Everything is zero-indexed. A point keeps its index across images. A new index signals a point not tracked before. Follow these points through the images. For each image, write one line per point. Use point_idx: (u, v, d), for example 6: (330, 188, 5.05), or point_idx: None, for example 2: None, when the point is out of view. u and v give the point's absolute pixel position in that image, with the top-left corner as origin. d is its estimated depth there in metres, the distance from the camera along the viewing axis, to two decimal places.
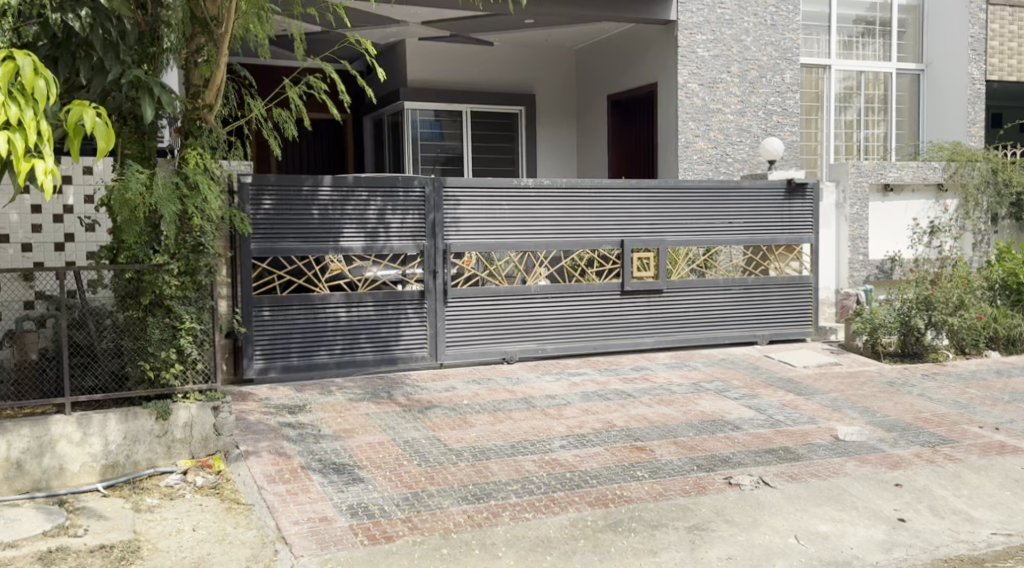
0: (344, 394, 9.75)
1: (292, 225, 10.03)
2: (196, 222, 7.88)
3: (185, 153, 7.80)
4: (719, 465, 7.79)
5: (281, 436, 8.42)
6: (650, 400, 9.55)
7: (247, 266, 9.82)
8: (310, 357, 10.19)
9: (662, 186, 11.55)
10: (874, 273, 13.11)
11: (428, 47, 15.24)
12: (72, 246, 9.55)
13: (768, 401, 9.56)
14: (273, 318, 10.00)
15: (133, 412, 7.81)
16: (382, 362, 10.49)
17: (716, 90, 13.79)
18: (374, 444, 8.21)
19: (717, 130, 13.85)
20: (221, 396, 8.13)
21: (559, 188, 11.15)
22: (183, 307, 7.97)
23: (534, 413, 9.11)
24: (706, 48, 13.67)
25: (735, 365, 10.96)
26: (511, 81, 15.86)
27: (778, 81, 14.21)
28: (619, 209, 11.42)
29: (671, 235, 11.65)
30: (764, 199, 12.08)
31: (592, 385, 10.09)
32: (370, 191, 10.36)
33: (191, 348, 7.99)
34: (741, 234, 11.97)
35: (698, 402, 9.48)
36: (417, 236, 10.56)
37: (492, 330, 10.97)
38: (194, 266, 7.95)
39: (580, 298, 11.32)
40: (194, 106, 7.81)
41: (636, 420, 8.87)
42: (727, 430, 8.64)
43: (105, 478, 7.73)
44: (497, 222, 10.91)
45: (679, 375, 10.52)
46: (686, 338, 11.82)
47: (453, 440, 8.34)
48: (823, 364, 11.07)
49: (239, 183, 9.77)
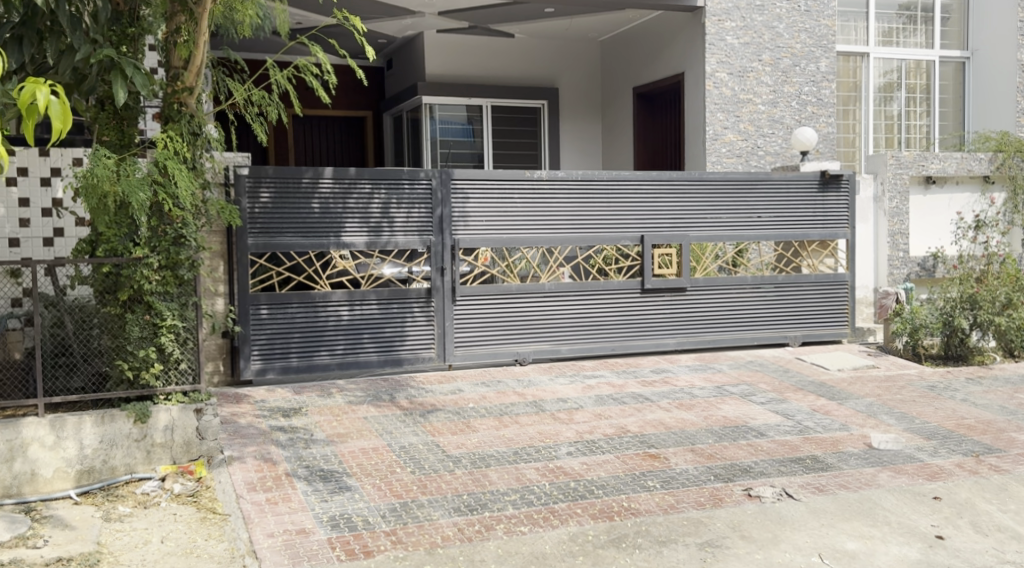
0: (344, 396, 9.22)
1: (291, 219, 9.57)
2: (173, 211, 7.47)
3: (160, 136, 7.30)
4: (739, 475, 7.13)
5: (270, 441, 7.88)
6: (669, 404, 8.90)
7: (245, 262, 9.39)
8: (311, 358, 9.71)
9: (685, 179, 10.89)
10: (914, 271, 12.29)
11: (447, 40, 14.76)
12: (62, 241, 9.23)
13: (797, 406, 8.86)
14: (271, 317, 9.55)
15: (110, 415, 7.34)
16: (387, 363, 9.98)
17: (747, 80, 13.12)
18: (367, 450, 7.67)
19: (747, 121, 13.16)
20: (205, 398, 7.66)
21: (575, 181, 10.55)
22: (164, 303, 7.54)
23: (543, 417, 8.51)
24: (736, 35, 13.01)
25: (763, 367, 10.27)
26: (533, 75, 15.35)
27: (813, 70, 13.48)
28: (639, 202, 10.79)
29: (694, 230, 11.00)
30: (796, 191, 11.34)
31: (607, 388, 9.47)
32: (373, 184, 9.86)
33: (172, 346, 7.55)
34: (769, 229, 11.26)
35: (721, 407, 8.81)
36: (424, 231, 10.04)
37: (504, 329, 10.39)
38: (175, 259, 7.53)
39: (597, 297, 10.70)
40: (173, 89, 7.40)
41: (652, 426, 8.23)
42: (750, 437, 7.98)
43: (80, 485, 7.26)
44: (508, 216, 10.33)
45: (702, 378, 9.85)
46: (712, 339, 11.14)
47: (452, 446, 7.77)
48: (859, 367, 10.34)
49: (235, 175, 9.35)
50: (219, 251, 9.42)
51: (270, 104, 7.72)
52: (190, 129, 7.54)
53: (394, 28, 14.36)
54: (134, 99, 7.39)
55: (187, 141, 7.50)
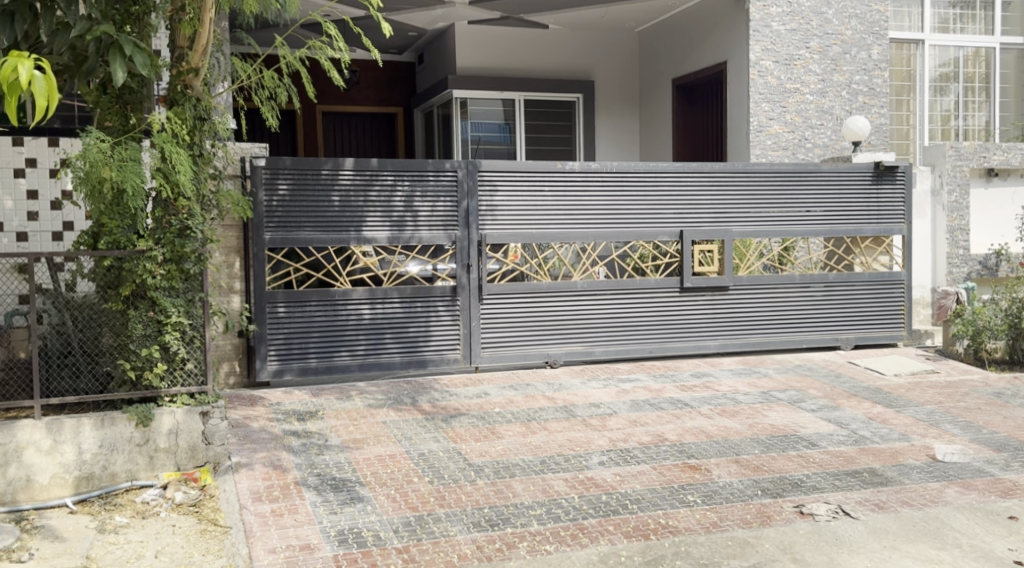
0: (363, 399, 8.72)
1: (310, 212, 9.12)
2: (178, 201, 6.99)
3: (160, 118, 6.81)
4: (789, 489, 6.50)
5: (282, 446, 7.35)
6: (710, 410, 8.28)
7: (261, 257, 8.95)
8: (330, 359, 9.26)
9: (728, 171, 10.25)
10: (976, 269, 11.53)
11: (479, 31, 14.25)
12: (72, 235, 8.81)
13: (851, 414, 8.19)
14: (289, 316, 9.11)
15: (110, 418, 6.85)
16: (410, 365, 9.49)
17: (794, 68, 12.44)
18: (383, 457, 7.13)
19: (794, 112, 12.47)
20: (213, 401, 7.15)
21: (610, 172, 9.94)
22: (168, 299, 7.05)
23: (574, 424, 7.93)
24: (782, 21, 12.33)
25: (813, 372, 9.60)
26: (568, 67, 14.80)
27: (864, 58, 12.77)
28: (678, 195, 10.15)
29: (738, 225, 10.34)
30: (848, 184, 10.64)
31: (644, 393, 8.87)
32: (396, 176, 9.37)
33: (177, 345, 7.06)
34: (819, 224, 10.57)
35: (768, 414, 8.17)
36: (449, 225, 9.54)
37: (534, 329, 9.83)
38: (180, 252, 7.04)
39: (634, 296, 10.09)
40: (178, 70, 6.94)
41: (692, 434, 7.61)
42: (800, 447, 7.33)
43: (79, 492, 6.77)
44: (538, 210, 9.77)
45: (746, 382, 9.21)
46: (757, 342, 10.47)
47: (474, 454, 7.21)
48: (917, 373, 9.63)
49: (251, 166, 8.92)
50: (234, 246, 8.99)
51: (278, 86, 7.27)
52: (197, 113, 7.05)
53: (425, 20, 13.86)
54: (137, 82, 6.87)
55: (191, 127, 7.02)
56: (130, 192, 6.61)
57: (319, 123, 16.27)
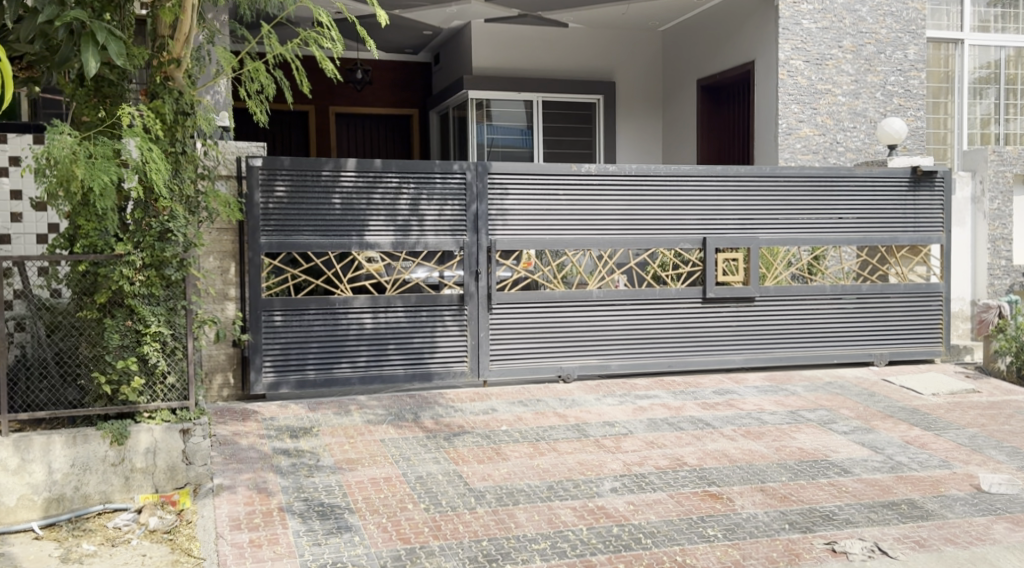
0: (363, 415, 8.19)
1: (309, 215, 8.61)
2: (157, 202, 6.50)
3: (139, 113, 6.29)
4: (820, 523, 5.90)
5: (269, 467, 6.82)
6: (734, 431, 7.67)
7: (257, 263, 8.45)
8: (329, 370, 8.74)
9: (755, 174, 9.65)
10: (1019, 281, 10.88)
11: (495, 29, 13.73)
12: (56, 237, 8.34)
13: (886, 437, 7.56)
14: (286, 325, 8.60)
15: (82, 435, 6.37)
16: (414, 378, 8.96)
17: (825, 68, 11.83)
18: (378, 480, 6.59)
19: (826, 114, 11.86)
20: (195, 417, 6.65)
21: (629, 175, 9.37)
22: (148, 307, 6.55)
23: (586, 445, 7.36)
24: (813, 19, 11.74)
25: (845, 390, 8.96)
26: (588, 67, 14.26)
27: (899, 57, 12.13)
28: (701, 201, 9.56)
29: (764, 232, 9.74)
30: (883, 189, 10.01)
31: (662, 411, 8.28)
32: (401, 177, 8.85)
33: (156, 357, 6.57)
34: (851, 232, 9.95)
35: (796, 436, 7.55)
36: (456, 231, 9.00)
37: (547, 341, 9.27)
38: (160, 257, 6.53)
39: (653, 306, 9.50)
40: (159, 60, 6.43)
41: (713, 458, 7.01)
42: (832, 474, 6.72)
43: (48, 514, 6.29)
44: (552, 215, 9.21)
45: (773, 401, 8.60)
46: (784, 357, 9.84)
47: (476, 477, 6.65)
48: (957, 393, 8.97)
49: (247, 166, 8.42)
50: (230, 250, 8.50)
51: (266, 78, 6.81)
52: (180, 107, 6.56)
53: (439, 18, 13.36)
54: (117, 75, 6.35)
55: (171, 123, 6.52)
56: (100, 191, 6.11)
57: (333, 125, 15.81)
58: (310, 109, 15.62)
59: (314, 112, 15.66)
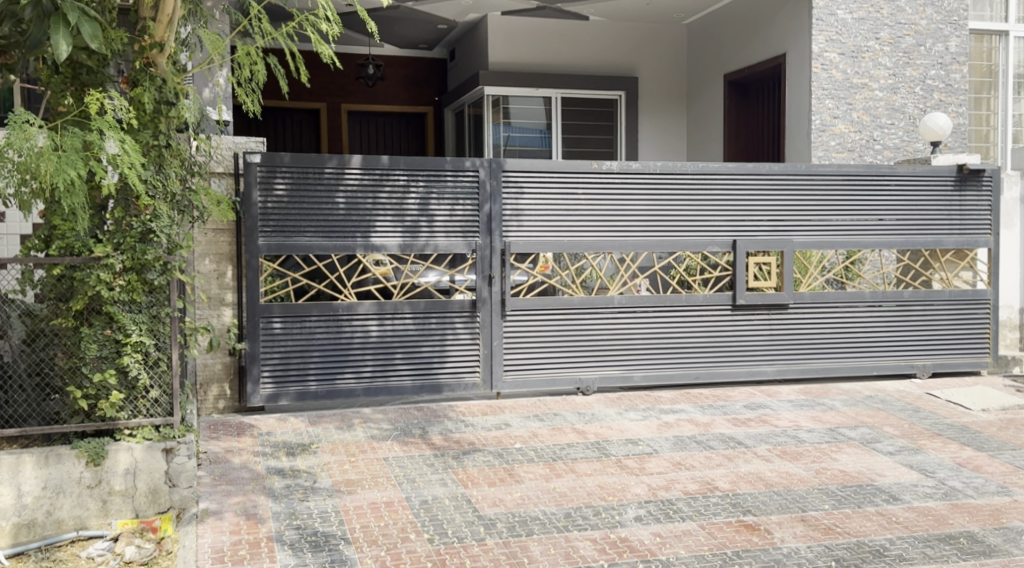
0: (366, 430, 7.61)
1: (311, 215, 8.05)
2: (141, 200, 5.96)
3: (118, 102, 5.76)
4: (870, 560, 5.27)
5: (261, 489, 6.25)
6: (769, 451, 7.05)
7: (255, 267, 7.90)
8: (332, 382, 8.17)
9: (789, 172, 9.01)
10: None
11: (513, 22, 13.14)
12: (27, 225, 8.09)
13: (936, 459, 6.92)
14: (286, 332, 8.05)
15: (56, 455, 5.81)
16: (423, 390, 8.37)
17: (862, 61, 11.20)
18: (378, 505, 6.00)
19: (861, 110, 11.22)
20: (180, 436, 6.08)
21: (653, 173, 8.76)
22: (130, 315, 6.00)
23: (607, 466, 6.75)
24: (849, 10, 11.12)
25: (888, 405, 8.31)
26: (610, 62, 13.66)
27: (940, 50, 11.46)
28: (732, 201, 8.94)
29: (799, 234, 9.09)
30: (927, 189, 9.36)
31: (689, 427, 7.66)
32: (409, 175, 8.27)
33: (137, 369, 6.01)
34: (892, 234, 9.29)
35: (837, 458, 6.92)
36: (468, 232, 8.41)
37: (565, 351, 8.67)
38: (142, 260, 5.98)
39: (679, 314, 8.89)
40: (140, 45, 5.91)
41: (747, 482, 6.39)
42: (880, 502, 6.09)
43: (18, 542, 5.75)
44: (570, 215, 8.61)
45: (809, 417, 7.97)
46: (820, 368, 9.19)
47: (486, 503, 6.05)
48: (1010, 409, 8.30)
49: (245, 163, 7.87)
50: (227, 253, 7.99)
51: (259, 66, 6.28)
52: (164, 97, 6.02)
53: (454, 10, 12.79)
54: (97, 61, 5.82)
55: (152, 113, 5.99)
56: (69, 185, 5.53)
57: (345, 123, 15.28)
58: (321, 107, 15.10)
59: (326, 110, 15.14)
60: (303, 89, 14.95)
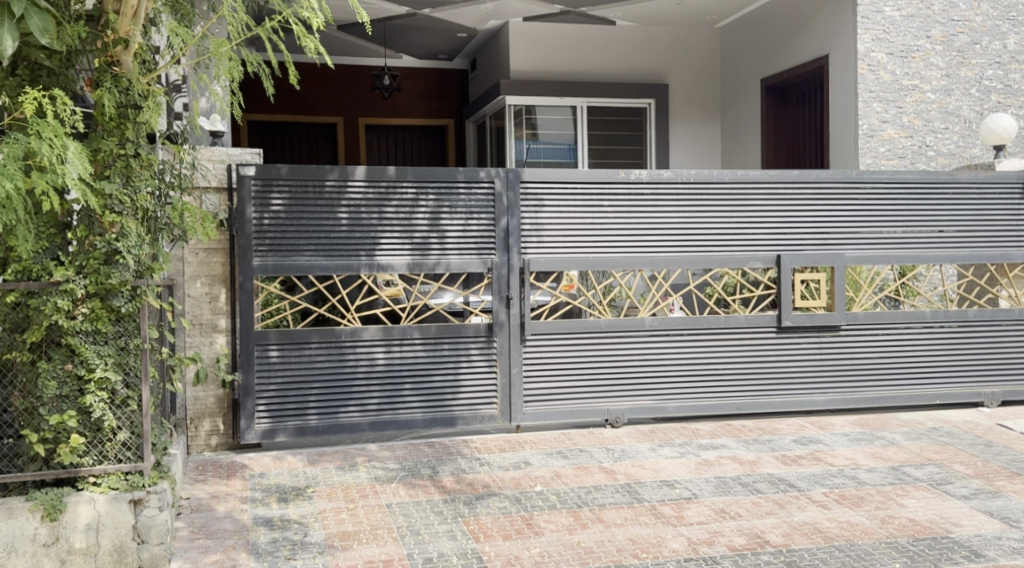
0: (370, 471, 6.84)
1: (311, 232, 7.31)
2: (105, 216, 5.23)
3: (72, 107, 5.07)
4: None
5: (243, 546, 5.48)
6: (825, 496, 6.21)
7: (249, 289, 7.17)
8: (334, 415, 7.41)
9: (839, 180, 8.17)
10: None
11: (536, 27, 12.41)
12: None
13: (1020, 504, 6.04)
14: (284, 361, 7.29)
15: (6, 508, 5.09)
16: (435, 423, 7.59)
17: (912, 62, 10.36)
18: (377, 564, 5.22)
19: (912, 113, 10.37)
20: (151, 485, 5.34)
21: (687, 183, 7.95)
22: (93, 347, 5.27)
23: (641, 514, 5.93)
24: (896, 6, 10.29)
25: (955, 440, 7.43)
26: (639, 69, 12.90)
27: (997, 49, 10.62)
28: (777, 212, 8.11)
29: (851, 248, 8.23)
30: (991, 198, 8.49)
31: (732, 466, 6.82)
32: (419, 188, 7.53)
33: (101, 410, 5.28)
34: (953, 248, 8.41)
35: (905, 504, 6.05)
36: (483, 249, 7.64)
37: (592, 380, 7.86)
38: (108, 284, 5.26)
39: (718, 338, 8.06)
40: (103, 42, 5.21)
41: (803, 535, 5.55)
42: (962, 559, 5.23)
43: None
44: (596, 229, 7.81)
45: (868, 454, 7.11)
46: (876, 398, 8.31)
47: (500, 561, 5.25)
48: None
49: (237, 176, 7.17)
50: (220, 275, 7.28)
51: None
52: (132, 101, 5.33)
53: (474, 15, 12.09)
54: (58, 62, 5.15)
55: (116, 118, 5.30)
56: (6, 200, 4.81)
57: (362, 137, 14.59)
58: (337, 122, 14.42)
59: (343, 125, 14.45)
60: (319, 104, 14.28)
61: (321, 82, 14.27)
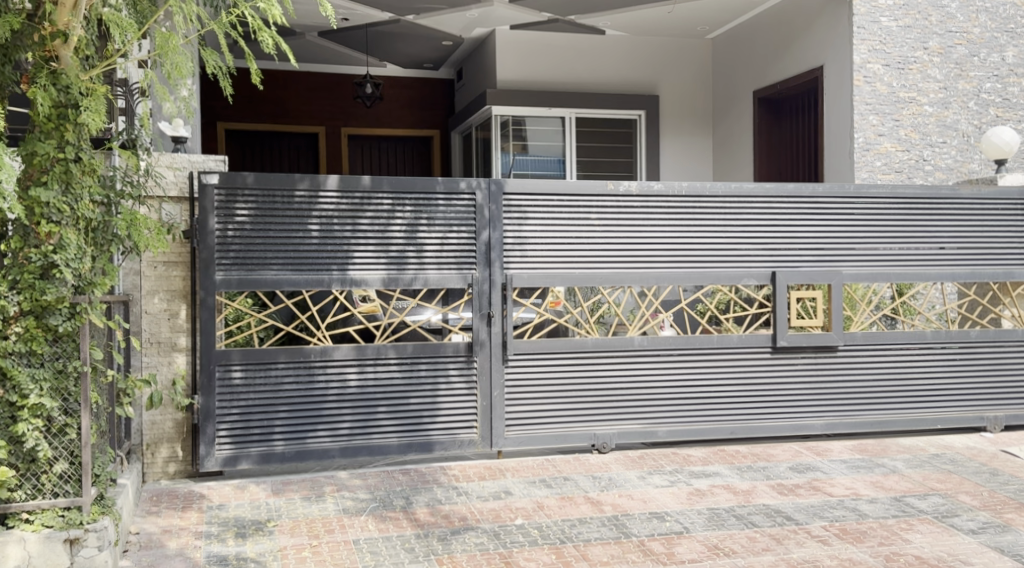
0: (339, 501, 6.36)
1: (279, 245, 6.85)
2: (41, 226, 4.77)
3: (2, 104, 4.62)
4: None
5: None
6: (825, 530, 5.77)
7: (211, 306, 6.69)
8: (302, 441, 6.93)
9: (836, 195, 7.75)
10: None
11: (522, 35, 12.01)
12: None
13: None
14: (248, 384, 6.82)
15: None
16: (410, 449, 7.12)
17: (909, 73, 9.99)
18: None
19: (909, 126, 9.99)
20: (93, 522, 4.88)
21: (679, 195, 7.52)
22: (27, 369, 4.82)
23: (628, 550, 5.48)
24: (893, 16, 9.91)
25: (961, 468, 7.00)
26: (628, 79, 12.50)
27: (995, 61, 10.28)
28: (772, 226, 7.68)
29: (849, 265, 7.82)
30: (994, 214, 8.09)
31: (727, 497, 6.37)
32: (395, 199, 7.08)
33: (35, 439, 4.81)
34: (955, 265, 8.01)
35: (911, 539, 5.61)
36: (464, 264, 7.20)
37: (578, 402, 7.40)
38: (45, 301, 4.80)
39: (710, 359, 7.62)
40: (41, 35, 4.77)
41: None
42: None
43: None
44: (583, 244, 7.37)
45: (869, 482, 6.67)
46: (876, 422, 7.88)
47: None
48: None
49: (199, 185, 6.70)
50: (180, 290, 6.80)
51: None
52: (72, 99, 4.87)
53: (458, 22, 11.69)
54: None
55: (55, 119, 4.85)
56: None
57: (344, 148, 14.12)
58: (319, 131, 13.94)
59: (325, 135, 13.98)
60: (300, 113, 13.79)
61: (302, 90, 13.79)
